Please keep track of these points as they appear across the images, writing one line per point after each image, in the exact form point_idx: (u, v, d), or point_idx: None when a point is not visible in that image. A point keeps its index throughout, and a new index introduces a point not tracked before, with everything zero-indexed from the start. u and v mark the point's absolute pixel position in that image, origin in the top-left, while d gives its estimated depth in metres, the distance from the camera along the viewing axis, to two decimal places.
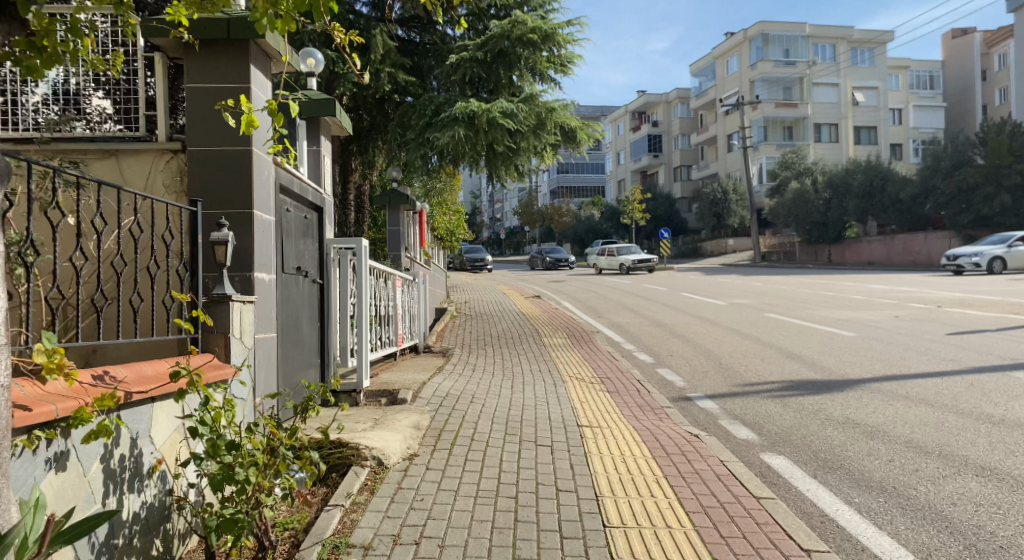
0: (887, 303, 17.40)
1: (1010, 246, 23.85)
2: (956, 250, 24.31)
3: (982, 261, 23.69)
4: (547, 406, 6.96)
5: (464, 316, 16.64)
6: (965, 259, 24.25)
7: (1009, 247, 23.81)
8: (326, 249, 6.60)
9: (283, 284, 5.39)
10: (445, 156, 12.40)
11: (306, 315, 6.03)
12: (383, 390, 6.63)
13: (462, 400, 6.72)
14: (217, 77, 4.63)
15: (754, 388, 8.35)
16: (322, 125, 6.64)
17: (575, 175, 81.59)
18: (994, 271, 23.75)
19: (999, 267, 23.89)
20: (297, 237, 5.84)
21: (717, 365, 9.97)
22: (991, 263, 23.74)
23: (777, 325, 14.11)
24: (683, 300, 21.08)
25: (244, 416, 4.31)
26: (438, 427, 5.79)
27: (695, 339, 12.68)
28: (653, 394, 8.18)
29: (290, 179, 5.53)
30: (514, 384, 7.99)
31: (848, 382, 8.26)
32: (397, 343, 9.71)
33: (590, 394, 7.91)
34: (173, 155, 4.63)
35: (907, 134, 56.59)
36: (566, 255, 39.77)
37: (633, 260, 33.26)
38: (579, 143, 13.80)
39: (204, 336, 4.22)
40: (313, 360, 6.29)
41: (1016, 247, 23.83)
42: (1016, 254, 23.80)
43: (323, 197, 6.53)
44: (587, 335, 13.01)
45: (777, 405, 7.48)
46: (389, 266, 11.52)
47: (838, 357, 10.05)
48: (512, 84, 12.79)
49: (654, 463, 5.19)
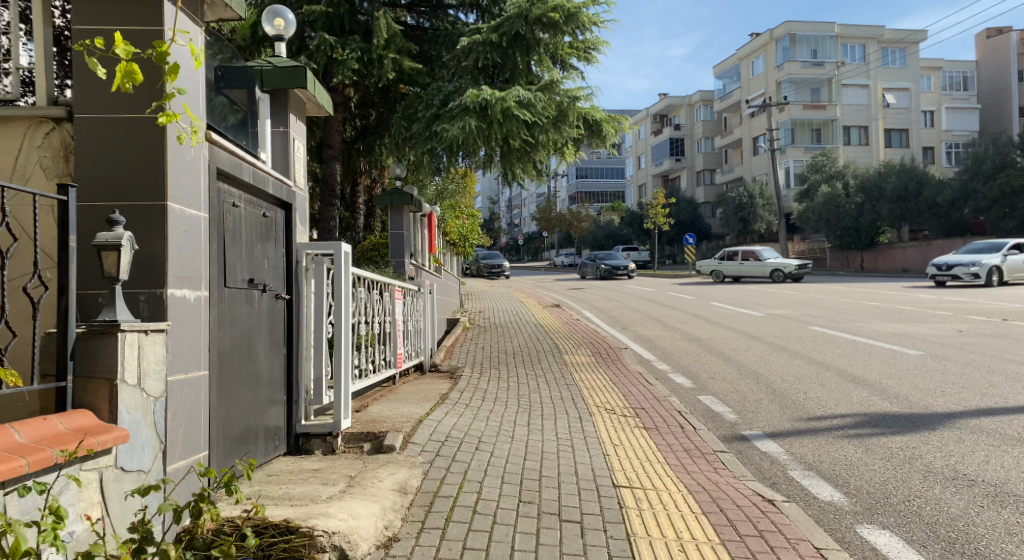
0: (942, 315, 15.92)
1: (1006, 256, 22.19)
2: (950, 258, 21.95)
3: (982, 271, 21.61)
4: (572, 454, 5.55)
5: (478, 328, 15.29)
6: (959, 269, 22.05)
7: (1004, 258, 22.10)
8: (295, 256, 5.21)
9: (224, 302, 4.03)
10: (455, 151, 11.05)
11: (265, 341, 4.67)
12: (368, 433, 5.24)
13: (465, 447, 5.34)
14: (115, 15, 3.32)
15: (822, 424, 6.91)
16: (295, 104, 5.31)
17: (594, 180, 80.01)
18: (992, 281, 21.79)
19: (997, 278, 21.97)
20: (252, 240, 4.50)
21: (769, 393, 8.51)
22: (991, 274, 21.76)
23: (823, 342, 12.61)
24: (714, 311, 19.59)
25: (140, 499, 2.98)
26: (430, 490, 4.42)
27: (737, 357, 11.27)
28: (700, 431, 6.79)
29: (238, 164, 4.20)
30: (533, 420, 6.60)
31: (936, 417, 6.85)
32: (396, 365, 8.34)
33: (623, 432, 6.52)
34: (55, 126, 3.35)
35: (940, 136, 54.37)
36: (618, 263, 35.10)
37: (786, 265, 28.89)
38: (605, 138, 12.38)
39: (78, 385, 2.90)
40: (277, 396, 4.93)
41: (1008, 257, 22.23)
42: (1010, 264, 22.21)
43: (292, 190, 5.16)
44: (615, 352, 11.66)
45: (856, 449, 6.09)
46: (390, 275, 10.16)
47: (907, 384, 8.57)
48: (530, 72, 11.38)
49: (724, 553, 3.79)
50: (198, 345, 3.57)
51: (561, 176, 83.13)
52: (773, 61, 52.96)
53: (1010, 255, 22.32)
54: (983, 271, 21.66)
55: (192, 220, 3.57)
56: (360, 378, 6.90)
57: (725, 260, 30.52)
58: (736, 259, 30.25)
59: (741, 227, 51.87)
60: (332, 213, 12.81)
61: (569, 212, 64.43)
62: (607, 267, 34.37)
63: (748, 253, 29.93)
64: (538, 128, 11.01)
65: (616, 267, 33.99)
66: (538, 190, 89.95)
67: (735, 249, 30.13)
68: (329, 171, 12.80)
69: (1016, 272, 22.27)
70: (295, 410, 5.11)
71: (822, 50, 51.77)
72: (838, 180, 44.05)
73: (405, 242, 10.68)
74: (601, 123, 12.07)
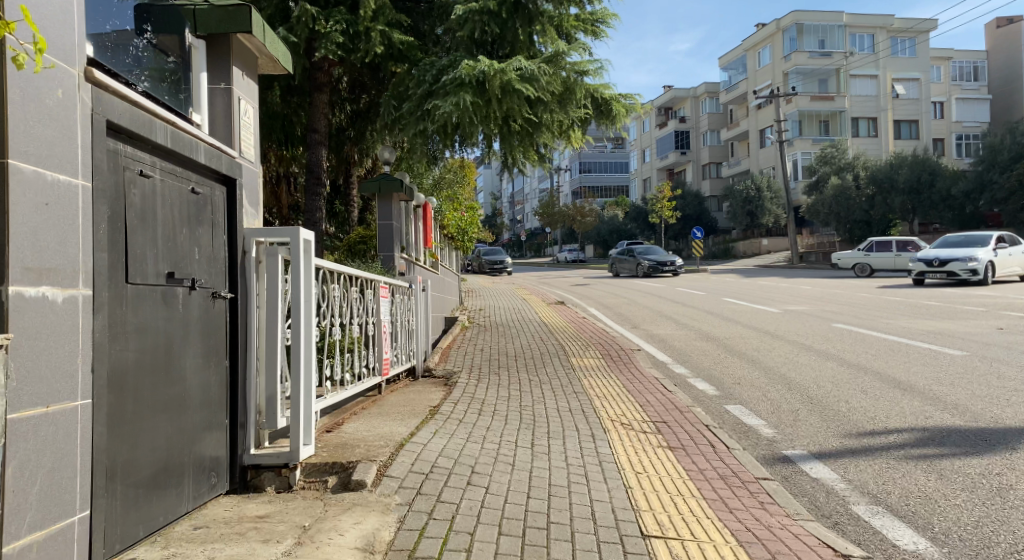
0: (975, 310, 14.92)
1: (997, 249, 20.18)
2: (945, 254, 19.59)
3: (980, 266, 19.47)
4: (588, 487, 4.50)
5: (477, 327, 14.32)
6: (952, 265, 19.84)
7: (997, 251, 20.03)
8: (243, 244, 4.15)
9: (122, 303, 3.00)
10: (450, 133, 9.98)
11: (197, 351, 3.64)
12: (333, 464, 4.19)
13: (456, 480, 4.29)
14: None
15: (880, 442, 5.88)
16: (244, 59, 4.30)
17: (598, 175, 78.89)
18: (988, 277, 19.70)
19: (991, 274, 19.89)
20: (175, 223, 3.47)
21: (808, 402, 7.48)
22: (988, 269, 19.67)
23: (853, 342, 11.57)
24: (727, 307, 18.55)
25: None
26: (406, 547, 3.38)
27: (762, 360, 10.27)
28: (736, 452, 5.75)
29: (147, 121, 3.17)
30: (536, 440, 5.56)
31: (1014, 433, 5.85)
32: (382, 372, 7.29)
33: (645, 456, 5.47)
34: None
35: (950, 128, 53.34)
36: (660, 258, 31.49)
37: None
38: (614, 119, 11.37)
39: None
40: (216, 420, 3.88)
41: (999, 250, 20.25)
42: (1002, 258, 20.21)
43: (236, 162, 4.10)
44: (627, 353, 10.66)
45: (928, 473, 5.09)
46: (379, 271, 9.18)
47: (962, 391, 7.55)
48: (532, 46, 10.39)
49: None
50: (68, 365, 2.56)
51: (564, 171, 82.05)
52: (780, 51, 51.81)
53: (1001, 248, 20.42)
54: (981, 266, 19.54)
55: (61, 187, 2.56)
56: (337, 393, 5.82)
57: (875, 251, 28.12)
58: (889, 250, 27.68)
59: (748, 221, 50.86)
60: (318, 203, 11.72)
61: (573, 207, 63.34)
62: (651, 262, 31.20)
63: (903, 245, 27.65)
64: (541, 105, 9.97)
65: (661, 263, 30.87)
66: (541, 185, 88.82)
67: (889, 240, 27.53)
68: (314, 158, 11.69)
69: (1010, 266, 20.26)
70: (240, 437, 4.06)
71: (830, 40, 50.63)
72: (849, 172, 42.96)
73: (395, 235, 9.62)
74: (611, 102, 11.05)
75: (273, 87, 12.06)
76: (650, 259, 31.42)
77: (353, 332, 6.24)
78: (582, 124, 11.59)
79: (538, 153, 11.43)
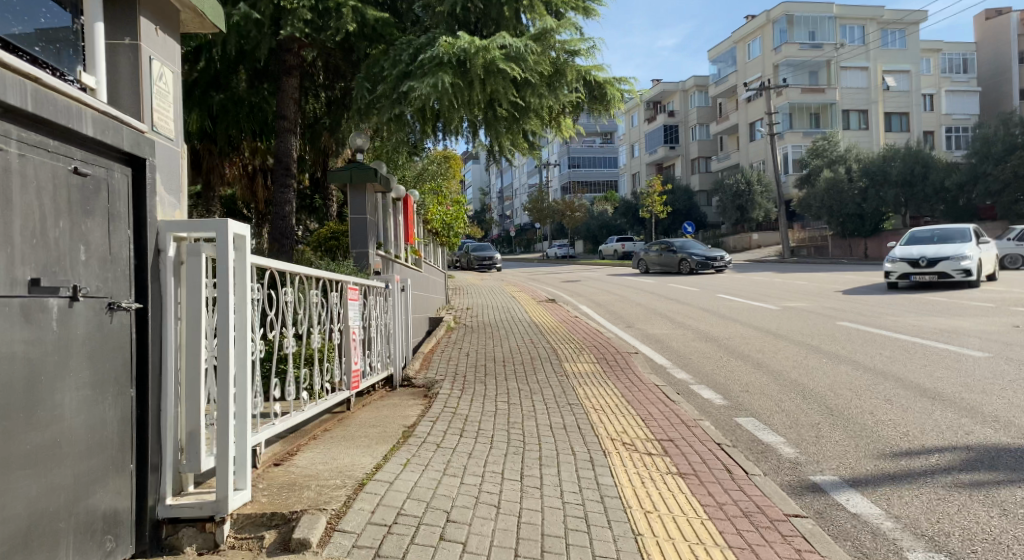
0: (984, 306, 14.23)
1: (981, 245, 17.16)
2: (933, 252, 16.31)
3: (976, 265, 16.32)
4: (588, 539, 3.68)
5: (463, 328, 13.57)
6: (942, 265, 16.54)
7: (981, 246, 17.01)
8: (156, 240, 3.31)
9: None
10: (430, 118, 9.15)
11: (87, 378, 2.81)
12: (274, 515, 3.38)
13: (425, 533, 3.46)
14: None
15: (920, 465, 5.11)
16: (159, 10, 3.47)
17: (587, 169, 78.07)
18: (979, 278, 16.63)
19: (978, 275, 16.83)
20: (47, 214, 2.63)
21: (827, 415, 6.71)
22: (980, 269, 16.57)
23: (863, 343, 10.83)
24: (723, 304, 17.82)
25: None
26: None
27: (768, 363, 9.52)
28: (757, 480, 4.95)
29: None
30: (525, 470, 4.75)
31: None
32: (352, 386, 6.52)
33: (652, 488, 4.65)
34: None
35: (939, 120, 52.79)
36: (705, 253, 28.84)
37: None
38: (608, 106, 10.61)
39: None
40: (121, 464, 3.05)
41: (982, 246, 17.28)
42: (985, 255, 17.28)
43: (148, 139, 3.26)
44: (623, 356, 9.89)
45: (985, 506, 4.35)
46: (353, 271, 8.36)
47: (996, 400, 6.81)
48: (518, 24, 9.65)
49: None
50: None
51: (553, 165, 81.19)
52: (770, 43, 51.13)
53: (983, 243, 17.43)
54: (975, 266, 16.42)
55: None
56: (292, 414, 5.01)
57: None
58: None
59: (739, 216, 50.26)
60: (287, 196, 10.88)
61: (562, 202, 62.62)
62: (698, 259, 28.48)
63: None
64: (529, 88, 9.18)
65: (711, 260, 28.20)
66: (529, 180, 88.02)
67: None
68: (283, 147, 10.88)
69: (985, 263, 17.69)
70: (153, 485, 3.23)
71: (820, 32, 50.00)
72: (841, 164, 42.37)
73: (369, 231, 8.76)
74: (604, 86, 10.28)
75: (238, 72, 11.27)
76: (696, 254, 28.76)
77: (313, 342, 5.39)
78: (573, 110, 10.74)
79: (527, 141, 10.75)
